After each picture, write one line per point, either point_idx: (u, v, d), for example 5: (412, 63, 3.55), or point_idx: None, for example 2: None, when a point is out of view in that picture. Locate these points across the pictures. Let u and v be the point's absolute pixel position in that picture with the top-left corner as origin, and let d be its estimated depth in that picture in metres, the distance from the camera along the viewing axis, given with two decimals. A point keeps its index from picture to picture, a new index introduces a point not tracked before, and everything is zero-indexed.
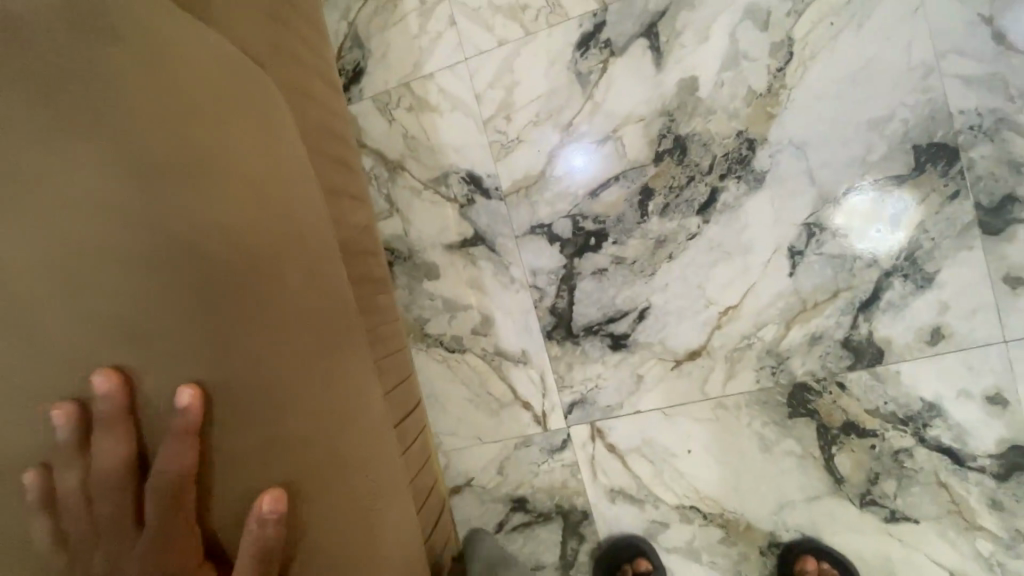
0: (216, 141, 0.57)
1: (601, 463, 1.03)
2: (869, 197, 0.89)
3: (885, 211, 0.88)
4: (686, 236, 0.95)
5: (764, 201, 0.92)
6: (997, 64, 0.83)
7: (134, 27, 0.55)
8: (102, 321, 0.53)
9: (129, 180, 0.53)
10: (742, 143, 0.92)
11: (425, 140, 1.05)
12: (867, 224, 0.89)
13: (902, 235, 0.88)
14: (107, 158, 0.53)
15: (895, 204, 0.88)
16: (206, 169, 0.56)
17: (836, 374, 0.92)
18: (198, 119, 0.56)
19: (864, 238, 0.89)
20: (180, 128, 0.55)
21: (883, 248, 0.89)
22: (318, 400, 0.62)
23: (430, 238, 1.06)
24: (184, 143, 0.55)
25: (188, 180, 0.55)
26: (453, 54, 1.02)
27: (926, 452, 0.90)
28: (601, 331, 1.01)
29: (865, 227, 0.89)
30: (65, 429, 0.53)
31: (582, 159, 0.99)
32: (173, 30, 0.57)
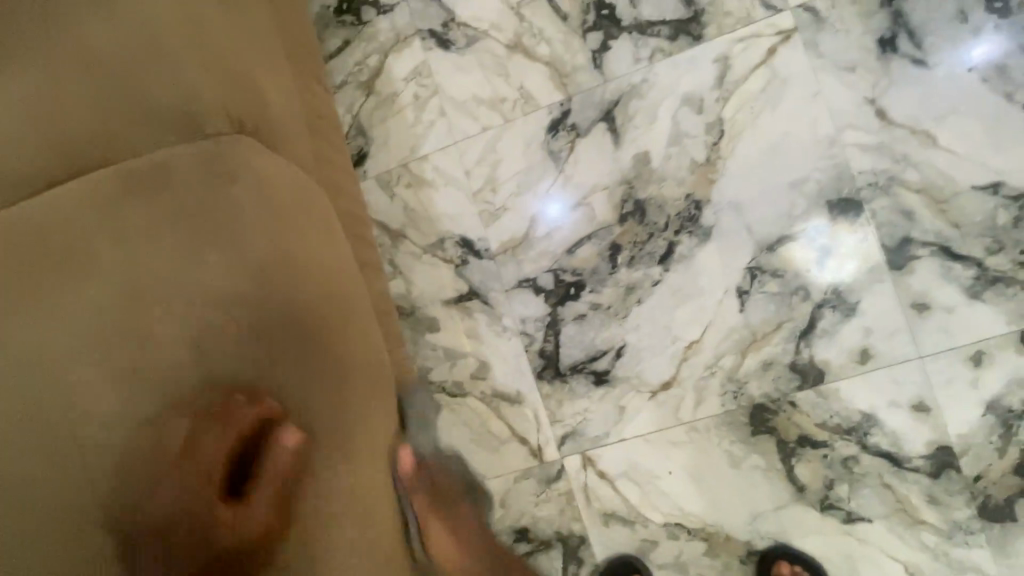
0: (299, 243, 0.79)
1: (594, 489, 1.14)
2: (824, 232, 1.06)
3: (839, 244, 1.06)
4: (651, 282, 1.12)
5: (713, 251, 1.10)
6: (883, 134, 1.04)
7: (236, 171, 0.76)
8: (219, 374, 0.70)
9: (251, 283, 0.74)
10: (691, 204, 1.11)
11: (422, 211, 1.21)
12: (823, 255, 1.06)
13: (851, 265, 1.05)
14: (234, 269, 0.74)
15: (848, 238, 1.06)
16: (283, 259, 0.76)
17: (788, 394, 1.07)
18: (285, 229, 0.78)
19: (820, 268, 1.06)
20: (274, 238, 0.77)
21: (835, 276, 1.06)
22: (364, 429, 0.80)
23: (430, 296, 1.21)
24: (270, 240, 0.76)
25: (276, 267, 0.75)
26: (444, 139, 1.20)
27: (870, 457, 1.05)
28: (585, 369, 1.15)
29: (822, 256, 1.06)
30: (206, 438, 0.66)
31: (557, 208, 1.16)
32: (260, 170, 0.79)
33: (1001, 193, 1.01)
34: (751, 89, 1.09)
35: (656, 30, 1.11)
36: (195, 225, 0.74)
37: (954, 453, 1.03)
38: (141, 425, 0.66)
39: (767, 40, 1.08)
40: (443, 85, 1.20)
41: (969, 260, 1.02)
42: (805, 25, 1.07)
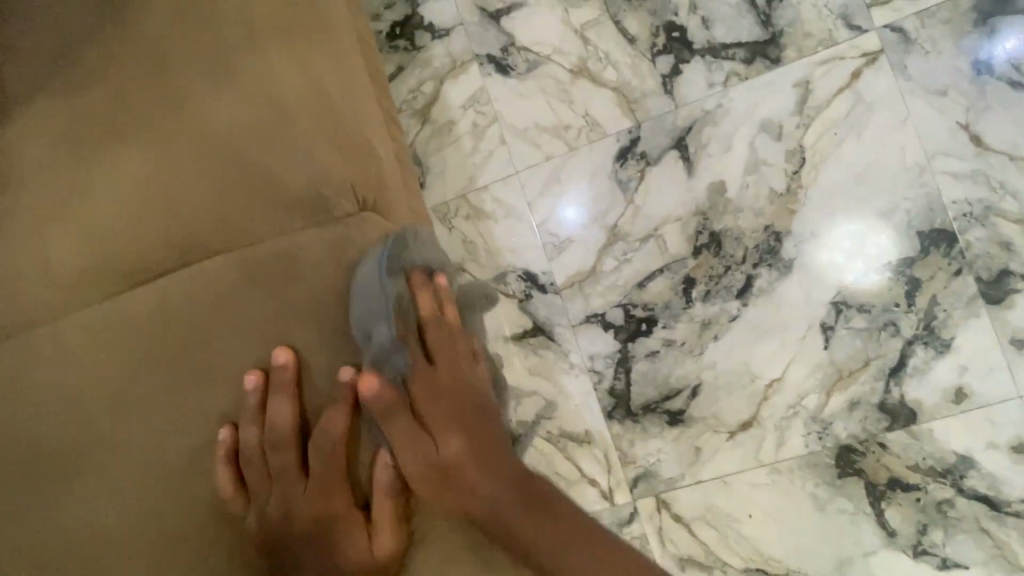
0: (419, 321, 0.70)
1: (669, 533, 1.10)
2: (850, 231, 1.03)
3: (863, 243, 1.02)
4: (728, 317, 1.07)
5: (795, 284, 1.05)
6: (979, 161, 0.99)
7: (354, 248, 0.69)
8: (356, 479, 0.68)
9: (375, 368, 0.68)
10: (770, 236, 1.05)
11: (483, 244, 1.16)
12: (850, 256, 1.03)
13: (880, 266, 1.02)
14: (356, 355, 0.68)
15: (871, 236, 1.02)
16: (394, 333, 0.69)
17: (876, 435, 1.02)
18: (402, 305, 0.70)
19: (849, 270, 1.03)
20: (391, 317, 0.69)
21: (866, 278, 1.02)
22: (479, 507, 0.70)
23: (492, 332, 1.16)
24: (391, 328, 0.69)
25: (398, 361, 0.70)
26: (505, 168, 1.16)
27: (966, 501, 1.00)
28: (658, 408, 1.10)
29: (849, 257, 1.03)
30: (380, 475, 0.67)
31: (573, 212, 1.13)
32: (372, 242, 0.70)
33: None
34: (835, 114, 1.03)
35: (731, 53, 1.06)
36: (314, 315, 0.68)
37: None
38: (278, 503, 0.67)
39: (851, 62, 1.03)
40: (503, 111, 1.15)
41: None
42: (892, 46, 1.01)
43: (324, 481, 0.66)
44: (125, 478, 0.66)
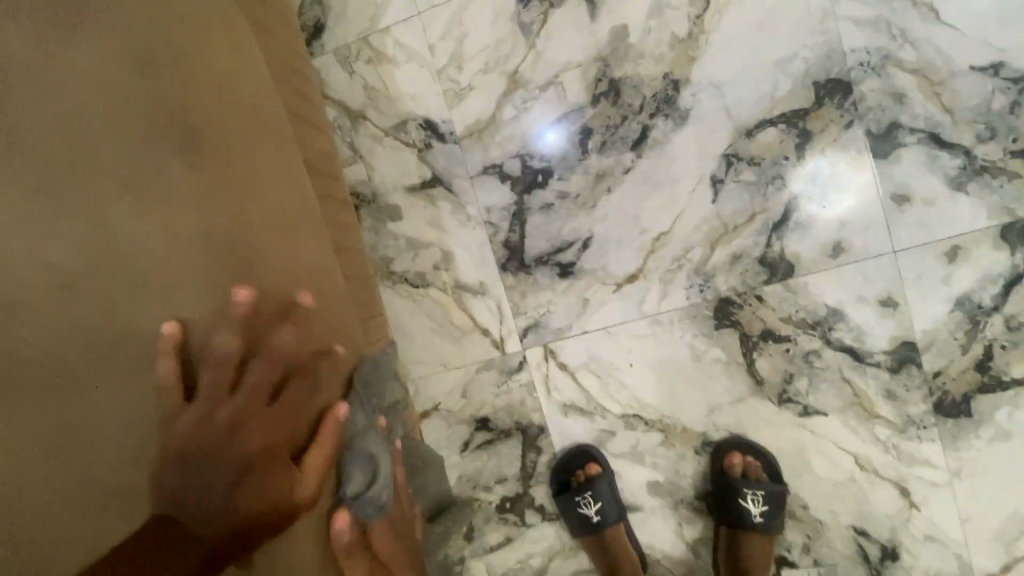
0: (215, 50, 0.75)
1: (555, 380, 1.14)
2: (826, 167, 1.00)
3: (835, 180, 1.00)
4: (622, 170, 1.06)
5: (688, 135, 1.03)
6: (882, 7, 0.96)
7: None
8: (196, 265, 0.69)
9: (171, 81, 0.70)
10: (668, 84, 1.03)
11: (384, 91, 1.13)
12: (820, 190, 1.01)
13: (851, 204, 1.00)
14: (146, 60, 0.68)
15: (848, 175, 1.00)
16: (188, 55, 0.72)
17: (755, 288, 1.05)
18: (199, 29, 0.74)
19: (822, 205, 1.01)
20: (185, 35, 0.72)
21: (839, 215, 1.01)
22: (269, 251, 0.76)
23: (391, 182, 1.15)
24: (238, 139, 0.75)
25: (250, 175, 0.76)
26: (407, 9, 1.11)
27: (832, 352, 1.04)
28: (550, 260, 1.11)
29: (818, 192, 1.01)
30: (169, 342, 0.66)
31: (553, 135, 1.08)
32: None
33: (1001, 74, 0.94)
34: None
35: None
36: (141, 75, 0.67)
37: (917, 349, 1.01)
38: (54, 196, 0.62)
39: None
40: None
41: (956, 149, 0.96)
42: None
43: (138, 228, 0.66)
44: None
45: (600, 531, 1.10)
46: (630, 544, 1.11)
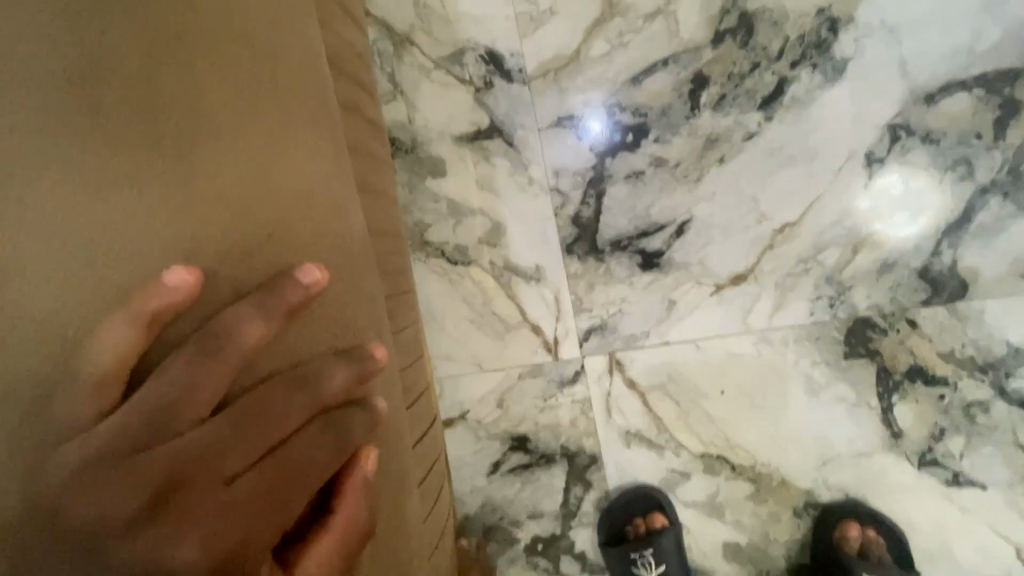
0: None
1: (619, 401, 0.89)
2: (893, 178, 0.77)
3: (907, 190, 0.77)
4: (743, 135, 0.80)
5: (843, 95, 0.77)
6: None
7: None
8: (102, 205, 0.37)
9: None
10: (822, 24, 0.76)
11: (440, 10, 0.88)
12: (890, 204, 0.77)
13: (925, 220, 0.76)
14: None
15: (915, 185, 0.76)
16: None
17: (907, 310, 0.78)
18: None
19: (892, 222, 0.77)
20: None
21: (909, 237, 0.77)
22: (237, 163, 0.41)
23: (437, 126, 0.89)
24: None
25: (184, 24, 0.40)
26: None
27: (1005, 406, 0.77)
28: (631, 247, 0.86)
29: (888, 207, 0.77)
30: (160, 303, 0.36)
31: (596, 124, 0.85)
32: None
33: None
34: None
35: None
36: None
37: None
38: None
39: None
40: None
41: None
42: None
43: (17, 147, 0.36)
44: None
45: None
46: None
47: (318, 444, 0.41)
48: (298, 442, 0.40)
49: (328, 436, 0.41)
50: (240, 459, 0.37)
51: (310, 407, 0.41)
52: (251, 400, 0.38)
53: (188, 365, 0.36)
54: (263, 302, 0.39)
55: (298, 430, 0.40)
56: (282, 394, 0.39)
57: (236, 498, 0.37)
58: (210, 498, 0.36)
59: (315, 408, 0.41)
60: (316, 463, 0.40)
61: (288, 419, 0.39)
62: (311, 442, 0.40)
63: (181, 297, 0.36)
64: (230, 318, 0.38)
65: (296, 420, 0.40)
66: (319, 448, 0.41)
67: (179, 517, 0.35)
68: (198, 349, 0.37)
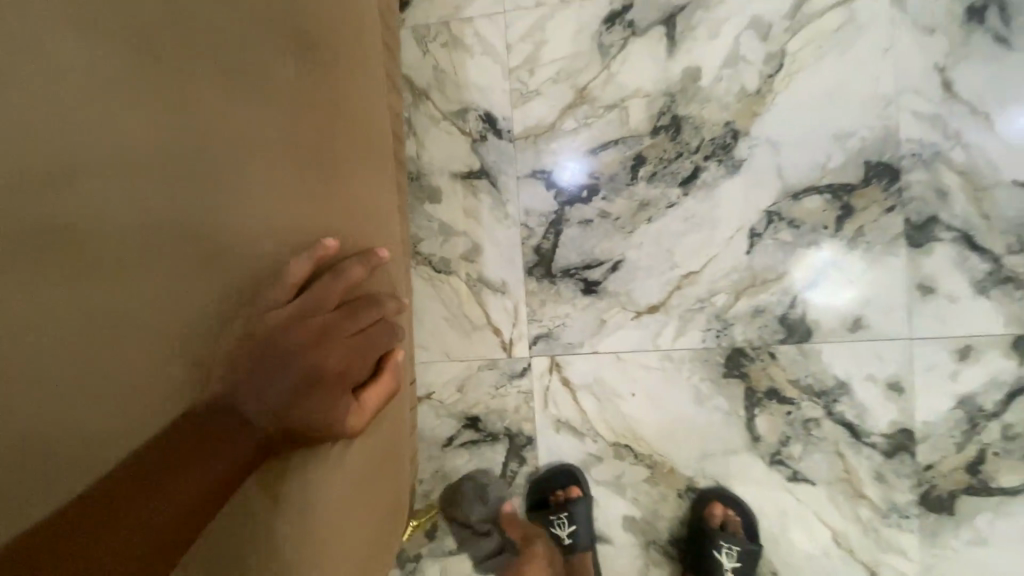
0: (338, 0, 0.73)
1: (554, 395, 1.13)
2: (827, 257, 1.04)
3: (838, 268, 1.04)
4: (666, 203, 1.08)
5: (737, 185, 1.06)
6: (943, 106, 1.00)
7: None
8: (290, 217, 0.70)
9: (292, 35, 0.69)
10: (727, 133, 1.06)
11: (452, 76, 1.14)
12: (822, 275, 1.04)
13: (850, 293, 1.04)
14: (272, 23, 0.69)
15: (847, 265, 1.04)
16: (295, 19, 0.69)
17: (769, 345, 1.06)
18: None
19: (825, 289, 1.04)
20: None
21: (840, 301, 1.04)
22: (353, 196, 0.75)
23: (439, 164, 1.14)
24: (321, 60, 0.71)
25: (327, 114, 0.72)
26: (494, 5, 1.12)
27: (832, 424, 1.05)
28: (576, 275, 1.12)
29: (820, 277, 1.04)
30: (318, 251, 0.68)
31: (574, 168, 1.11)
32: None
33: None
34: (824, 28, 1.03)
35: None
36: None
37: (914, 438, 1.02)
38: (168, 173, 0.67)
39: None
40: None
41: (987, 254, 1.00)
42: None
43: (250, 193, 0.69)
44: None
45: (568, 554, 1.09)
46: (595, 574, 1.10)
47: (382, 335, 0.73)
48: (373, 333, 0.72)
49: (387, 332, 0.74)
50: (343, 337, 0.69)
51: (378, 315, 0.73)
52: (349, 308, 0.70)
53: (325, 284, 0.68)
54: (366, 256, 0.72)
55: (372, 328, 0.72)
56: (367, 305, 0.72)
57: (342, 355, 0.69)
58: (330, 352, 0.68)
59: (381, 315, 0.73)
60: (379, 346, 0.73)
61: (371, 319, 0.72)
62: (377, 334, 0.73)
63: (331, 251, 0.69)
64: (347, 262, 0.70)
65: (372, 321, 0.72)
66: (381, 337, 0.73)
67: (316, 359, 0.67)
68: (329, 277, 0.69)
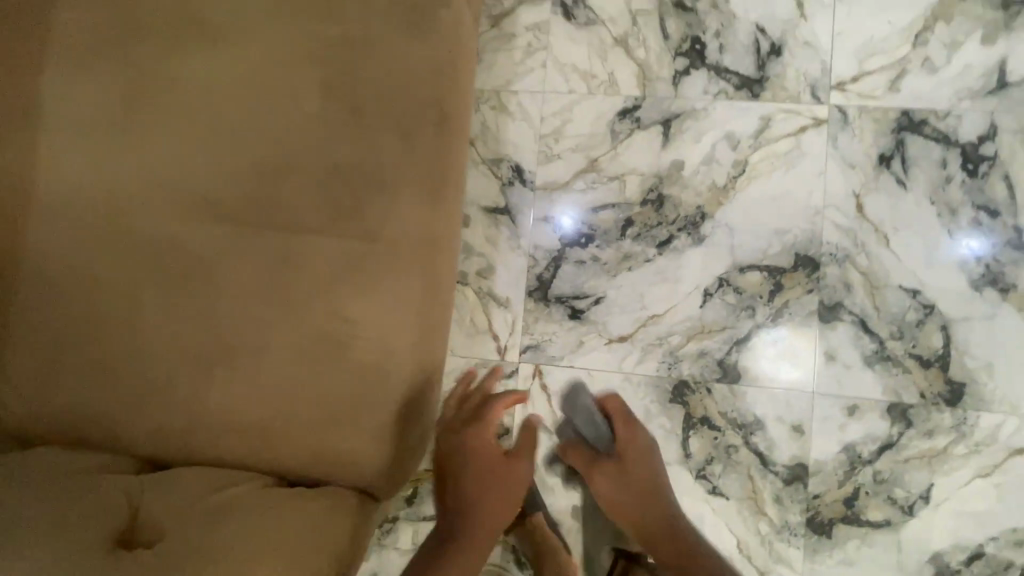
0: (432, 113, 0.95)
1: (533, 396, 1.38)
2: (784, 347, 1.34)
3: (792, 360, 1.33)
4: (644, 258, 1.39)
5: (700, 253, 1.37)
6: (855, 222, 1.34)
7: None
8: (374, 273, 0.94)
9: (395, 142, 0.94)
10: (698, 213, 1.38)
11: (495, 132, 1.45)
12: (776, 362, 1.34)
13: (799, 378, 1.33)
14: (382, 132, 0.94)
15: (801, 356, 1.33)
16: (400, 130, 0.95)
17: (707, 381, 1.35)
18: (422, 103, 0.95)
19: (782, 374, 1.33)
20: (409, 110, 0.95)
21: (794, 385, 1.33)
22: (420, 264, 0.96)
23: (472, 197, 1.44)
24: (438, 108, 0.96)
25: (410, 202, 0.95)
26: (536, 85, 1.45)
27: (747, 451, 1.32)
28: (566, 302, 1.40)
29: (775, 363, 1.34)
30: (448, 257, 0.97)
31: (568, 222, 1.41)
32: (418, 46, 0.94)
33: (917, 298, 1.32)
34: (777, 150, 1.37)
35: (728, 77, 1.40)
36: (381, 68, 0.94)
37: (808, 471, 1.31)
38: (295, 232, 0.93)
39: (803, 120, 1.37)
40: (554, 44, 1.45)
41: (875, 337, 1.32)
42: (835, 120, 1.37)
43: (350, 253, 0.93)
44: (173, 162, 0.95)
45: (525, 516, 1.32)
46: (551, 529, 1.31)
47: None
48: None
49: None
50: None
51: None
52: None
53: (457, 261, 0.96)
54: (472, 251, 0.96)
55: None
56: None
57: None
58: None
59: None
60: None
61: None
62: None
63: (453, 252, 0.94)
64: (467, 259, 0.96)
65: None
66: None
67: None
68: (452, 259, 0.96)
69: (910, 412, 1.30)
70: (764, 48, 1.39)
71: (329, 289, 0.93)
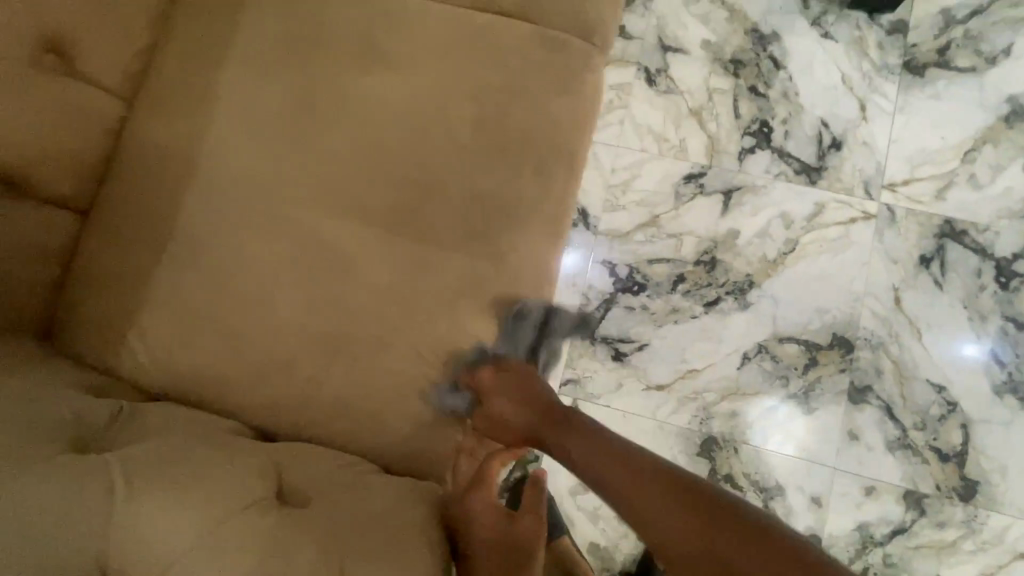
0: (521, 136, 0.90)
1: None
2: (767, 413, 1.41)
3: (778, 430, 1.41)
4: (690, 314, 1.47)
5: (743, 318, 1.45)
6: (892, 313, 1.43)
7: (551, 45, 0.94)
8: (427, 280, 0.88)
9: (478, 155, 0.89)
10: (746, 281, 1.47)
11: None
12: (767, 428, 1.41)
13: (788, 448, 1.40)
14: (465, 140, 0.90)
15: (784, 425, 1.41)
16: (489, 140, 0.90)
17: (735, 441, 1.41)
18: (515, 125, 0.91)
19: (772, 442, 1.40)
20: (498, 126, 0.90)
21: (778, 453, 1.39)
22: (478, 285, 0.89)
23: None
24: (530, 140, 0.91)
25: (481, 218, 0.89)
26: (611, 139, 1.56)
27: None
28: (611, 344, 1.47)
29: (766, 429, 1.41)
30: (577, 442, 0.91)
31: (577, 261, 1.50)
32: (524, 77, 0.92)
33: (943, 394, 1.39)
34: (827, 236, 1.47)
35: (790, 161, 1.51)
36: (533, 97, 0.92)
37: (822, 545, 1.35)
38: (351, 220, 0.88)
39: (854, 212, 1.48)
40: (634, 105, 1.56)
41: (899, 424, 1.39)
42: (883, 218, 1.47)
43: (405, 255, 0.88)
44: (242, 117, 0.88)
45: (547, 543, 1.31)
46: (575, 551, 1.31)
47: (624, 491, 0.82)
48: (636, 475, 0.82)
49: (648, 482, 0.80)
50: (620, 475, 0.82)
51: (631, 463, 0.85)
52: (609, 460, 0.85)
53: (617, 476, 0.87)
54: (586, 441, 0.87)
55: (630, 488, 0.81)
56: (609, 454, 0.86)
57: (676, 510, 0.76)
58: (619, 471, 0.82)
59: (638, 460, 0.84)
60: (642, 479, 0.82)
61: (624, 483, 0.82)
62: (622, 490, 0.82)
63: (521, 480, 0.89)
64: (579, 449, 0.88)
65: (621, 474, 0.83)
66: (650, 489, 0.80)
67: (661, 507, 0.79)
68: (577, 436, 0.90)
69: (924, 502, 1.36)
70: (826, 142, 1.51)
71: (374, 284, 0.87)
